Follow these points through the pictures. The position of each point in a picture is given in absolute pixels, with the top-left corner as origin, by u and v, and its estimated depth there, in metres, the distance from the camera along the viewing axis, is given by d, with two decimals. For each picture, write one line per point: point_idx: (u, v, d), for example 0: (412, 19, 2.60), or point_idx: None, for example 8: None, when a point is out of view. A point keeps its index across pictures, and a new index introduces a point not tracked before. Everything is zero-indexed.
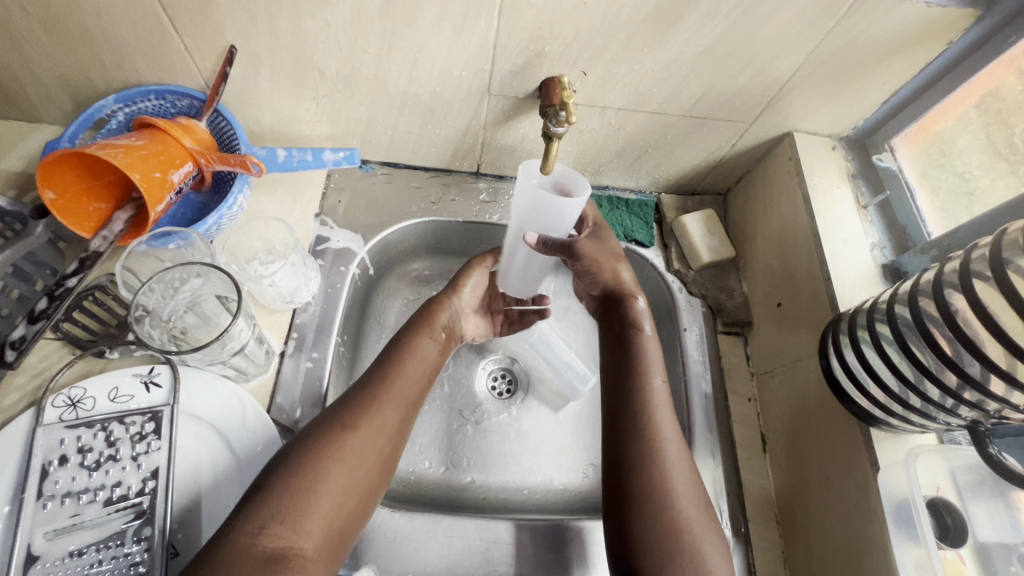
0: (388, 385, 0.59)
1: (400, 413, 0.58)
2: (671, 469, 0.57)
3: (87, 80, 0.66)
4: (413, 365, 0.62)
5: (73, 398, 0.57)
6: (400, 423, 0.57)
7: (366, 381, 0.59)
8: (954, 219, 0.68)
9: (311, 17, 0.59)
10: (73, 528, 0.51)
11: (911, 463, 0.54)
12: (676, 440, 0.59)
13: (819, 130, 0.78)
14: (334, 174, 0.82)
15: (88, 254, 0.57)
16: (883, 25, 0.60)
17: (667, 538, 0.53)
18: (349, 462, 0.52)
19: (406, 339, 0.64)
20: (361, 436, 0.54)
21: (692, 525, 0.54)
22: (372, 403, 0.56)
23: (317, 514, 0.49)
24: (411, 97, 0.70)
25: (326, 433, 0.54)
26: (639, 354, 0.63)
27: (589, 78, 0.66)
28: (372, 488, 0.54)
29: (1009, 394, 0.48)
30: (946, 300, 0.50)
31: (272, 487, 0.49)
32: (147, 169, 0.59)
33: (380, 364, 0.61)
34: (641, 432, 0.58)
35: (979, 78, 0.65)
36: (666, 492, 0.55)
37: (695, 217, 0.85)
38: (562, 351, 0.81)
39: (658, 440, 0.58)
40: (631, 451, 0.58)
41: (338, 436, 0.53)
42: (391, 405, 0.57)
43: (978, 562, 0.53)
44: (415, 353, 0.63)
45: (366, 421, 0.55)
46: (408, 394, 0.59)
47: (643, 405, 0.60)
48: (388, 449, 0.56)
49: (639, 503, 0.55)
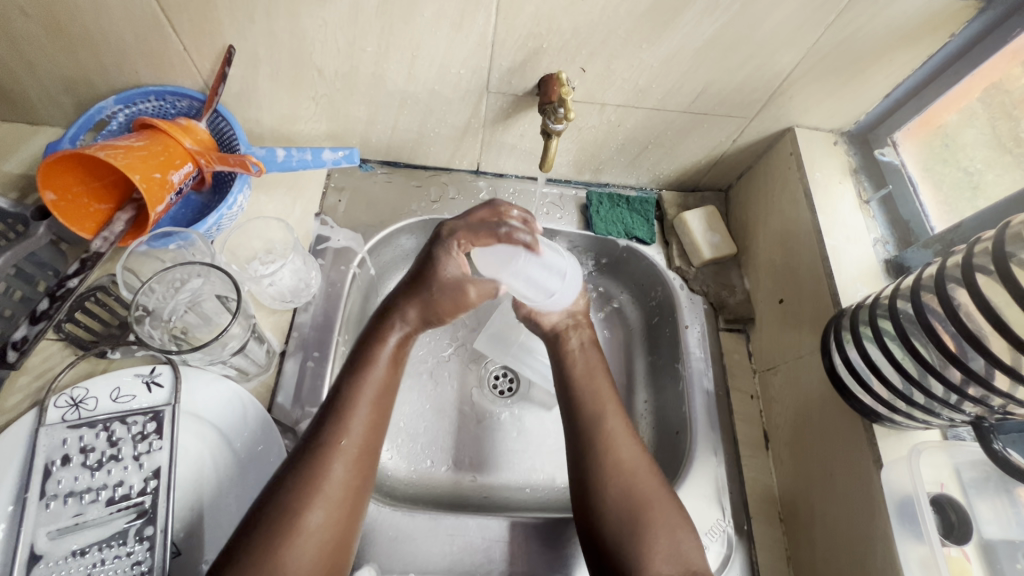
0: (337, 431, 0.54)
1: (353, 462, 0.54)
2: (628, 466, 0.59)
3: (87, 82, 0.67)
4: (362, 413, 0.56)
5: (76, 399, 0.57)
6: (357, 475, 0.54)
7: (314, 433, 0.55)
8: (957, 213, 0.67)
9: (309, 16, 0.58)
10: (76, 528, 0.52)
11: (915, 459, 0.54)
12: (627, 436, 0.61)
13: (820, 125, 0.77)
14: (334, 174, 0.82)
15: (90, 254, 0.58)
16: (886, 17, 0.60)
17: (634, 541, 0.54)
18: (309, 534, 0.50)
19: (352, 385, 0.57)
20: (316, 496, 0.51)
21: (653, 503, 0.56)
22: (324, 457, 0.53)
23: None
24: (410, 95, 0.69)
25: (281, 498, 0.50)
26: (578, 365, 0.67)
27: (588, 75, 0.66)
28: (340, 551, 0.51)
29: (1014, 389, 0.47)
30: (950, 294, 0.50)
31: (229, 571, 0.46)
32: (146, 170, 0.59)
33: (327, 415, 0.56)
34: (599, 444, 0.60)
35: (982, 71, 0.64)
36: (631, 494, 0.57)
37: (695, 213, 0.85)
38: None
39: (615, 445, 0.60)
40: (593, 461, 0.59)
41: (291, 502, 0.50)
42: (342, 456, 0.53)
43: (982, 560, 0.52)
44: (354, 391, 0.57)
45: (321, 485, 0.51)
46: (362, 440, 0.55)
47: (597, 414, 0.63)
48: (349, 502, 0.53)
49: (608, 517, 0.56)
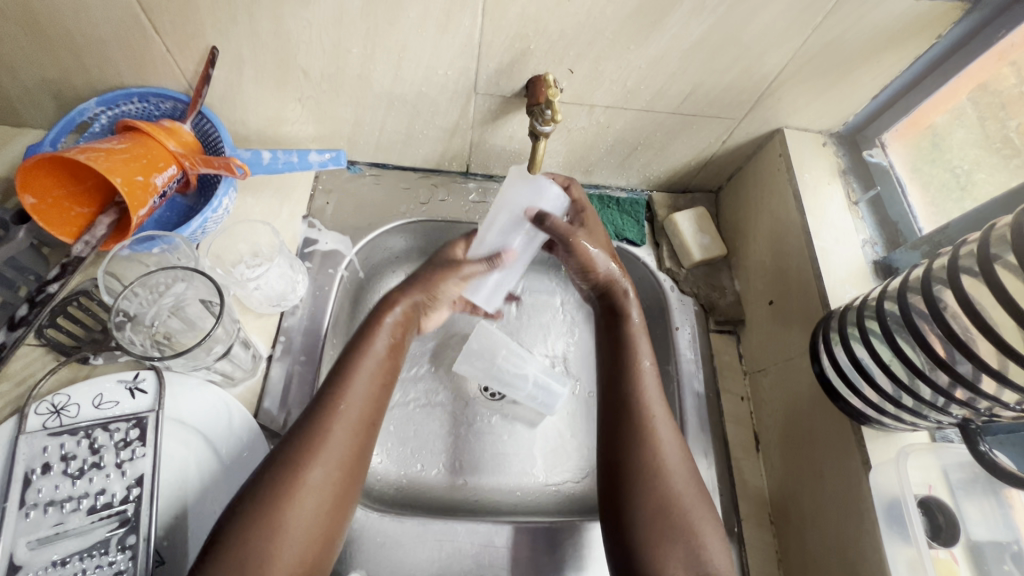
0: (340, 400, 0.54)
1: (354, 432, 0.54)
2: (660, 434, 0.57)
3: (68, 83, 0.65)
4: (362, 381, 0.57)
5: (57, 406, 0.56)
6: (358, 447, 0.54)
7: (316, 398, 0.55)
8: (945, 214, 0.67)
9: (293, 17, 0.58)
10: (57, 537, 0.51)
11: (902, 462, 0.54)
12: (667, 420, 0.59)
13: (809, 126, 0.77)
14: (322, 175, 0.81)
15: (70, 259, 0.57)
16: (873, 18, 0.60)
17: (654, 522, 0.53)
18: (309, 496, 0.50)
19: (352, 356, 0.58)
20: (319, 463, 0.51)
21: (682, 493, 0.54)
22: (326, 426, 0.53)
23: (286, 552, 0.47)
24: (397, 97, 0.69)
25: (284, 465, 0.50)
26: (629, 340, 0.64)
27: (575, 76, 0.66)
28: (337, 516, 0.52)
29: (999, 392, 0.47)
30: (936, 297, 0.50)
31: (227, 536, 0.47)
32: (128, 172, 0.58)
33: (329, 382, 0.56)
34: (626, 416, 0.59)
35: (968, 72, 0.65)
36: (659, 467, 0.55)
37: (686, 215, 0.84)
38: (518, 377, 0.75)
39: (648, 418, 0.58)
40: (623, 433, 0.58)
41: (293, 468, 0.50)
42: (341, 425, 0.53)
43: (970, 561, 0.52)
44: (357, 362, 0.58)
45: (321, 448, 0.52)
46: (365, 411, 0.56)
47: (634, 387, 0.60)
48: (348, 470, 0.53)
49: (640, 493, 0.54)
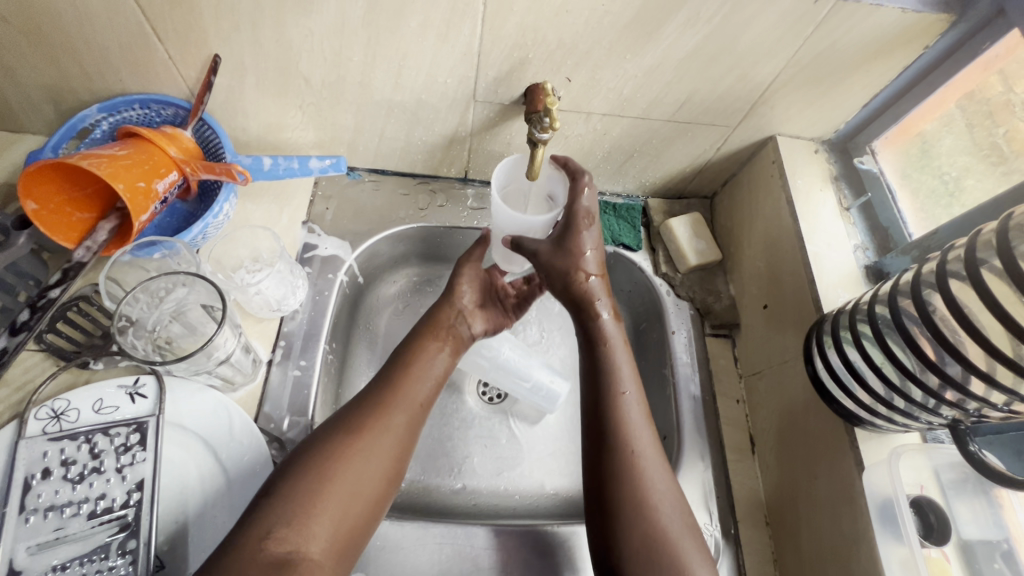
0: (395, 390, 0.59)
1: (408, 415, 0.58)
2: (643, 464, 0.56)
3: (70, 90, 0.66)
4: (420, 373, 0.61)
5: (57, 410, 0.56)
6: (406, 430, 0.57)
7: (377, 384, 0.60)
8: (934, 220, 0.69)
9: (294, 25, 0.59)
10: (56, 542, 0.51)
11: (894, 462, 0.55)
12: (656, 458, 0.57)
13: (802, 133, 0.79)
14: (321, 182, 0.82)
15: (72, 265, 0.57)
16: (861, 30, 0.61)
17: (644, 552, 0.52)
18: (355, 467, 0.52)
19: (415, 345, 0.64)
20: (366, 439, 0.54)
21: (673, 537, 0.53)
22: (381, 408, 0.57)
23: (325, 518, 0.49)
24: (396, 104, 0.70)
25: (335, 435, 0.54)
26: (610, 365, 0.62)
27: (573, 84, 0.67)
28: (382, 491, 0.54)
29: (988, 393, 0.48)
30: (925, 300, 0.51)
31: (276, 493, 0.49)
32: (130, 178, 0.59)
33: (390, 371, 0.61)
34: (613, 447, 0.57)
35: (955, 82, 0.66)
36: (642, 500, 0.54)
37: (681, 220, 0.86)
38: (524, 370, 0.75)
39: (631, 454, 0.57)
40: (608, 453, 0.57)
41: (343, 440, 0.53)
42: (399, 408, 0.58)
43: (961, 560, 0.53)
44: (421, 356, 0.63)
45: (372, 426, 0.55)
46: (417, 396, 0.60)
47: (614, 417, 0.59)
48: (398, 452, 0.56)
49: (625, 513, 0.54)
